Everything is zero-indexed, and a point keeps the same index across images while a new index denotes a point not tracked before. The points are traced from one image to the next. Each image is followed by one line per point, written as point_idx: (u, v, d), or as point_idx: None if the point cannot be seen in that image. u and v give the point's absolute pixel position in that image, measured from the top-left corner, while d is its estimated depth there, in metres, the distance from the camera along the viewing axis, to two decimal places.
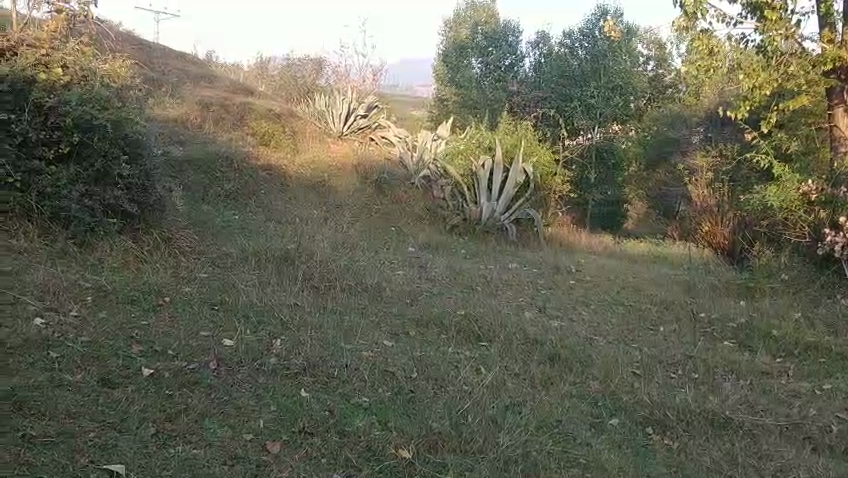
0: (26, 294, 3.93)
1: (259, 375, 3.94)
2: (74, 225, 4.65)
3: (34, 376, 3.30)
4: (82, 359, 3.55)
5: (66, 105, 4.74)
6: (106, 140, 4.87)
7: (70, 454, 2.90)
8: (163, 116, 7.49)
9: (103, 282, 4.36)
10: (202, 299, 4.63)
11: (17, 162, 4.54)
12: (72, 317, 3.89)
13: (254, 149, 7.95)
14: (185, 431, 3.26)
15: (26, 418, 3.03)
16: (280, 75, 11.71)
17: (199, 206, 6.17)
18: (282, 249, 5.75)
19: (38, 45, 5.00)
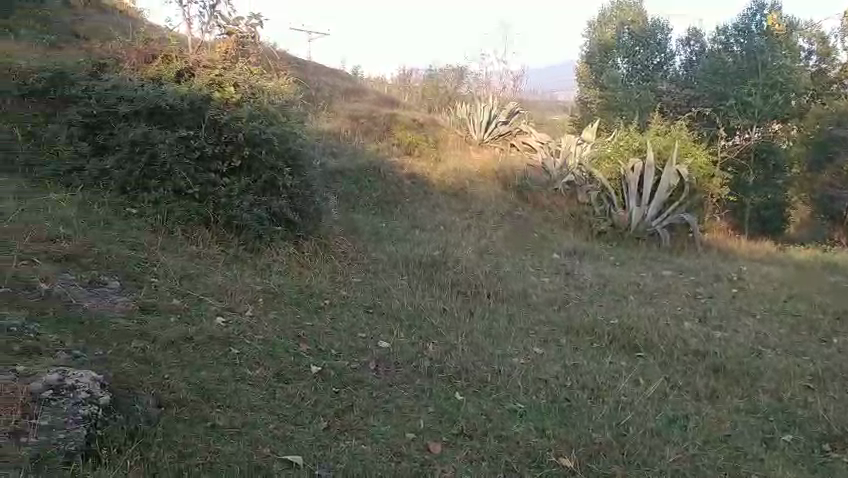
0: (208, 294, 4.26)
1: (416, 377, 4.05)
2: (246, 232, 4.99)
3: (219, 370, 3.56)
4: (259, 357, 3.81)
5: (237, 122, 5.19)
6: (273, 154, 5.22)
7: (253, 444, 3.08)
8: (319, 128, 7.94)
9: (272, 285, 4.65)
10: (359, 302, 4.83)
11: (196, 174, 5.00)
12: (247, 317, 4.17)
13: (400, 158, 8.22)
14: (352, 428, 3.41)
15: (215, 409, 3.25)
16: (423, 87, 12.01)
17: (351, 215, 6.47)
18: (429, 255, 5.88)
19: (212, 66, 5.54)
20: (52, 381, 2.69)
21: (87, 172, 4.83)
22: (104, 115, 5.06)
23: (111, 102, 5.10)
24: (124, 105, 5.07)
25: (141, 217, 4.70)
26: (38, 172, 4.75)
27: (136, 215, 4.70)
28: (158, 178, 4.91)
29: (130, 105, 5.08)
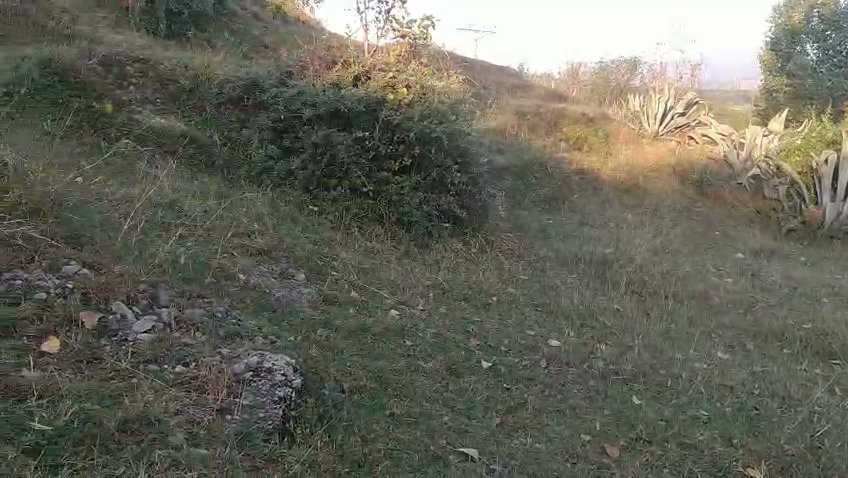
0: (382, 288, 4.41)
1: (589, 377, 3.93)
2: (415, 230, 5.12)
3: (395, 361, 3.68)
4: (432, 350, 3.89)
5: (409, 122, 5.36)
6: (442, 152, 5.35)
7: (429, 434, 3.16)
8: (486, 125, 7.95)
9: (441, 280, 4.74)
10: (527, 300, 4.78)
11: (370, 173, 5.24)
12: (419, 311, 4.29)
13: (569, 154, 8.06)
14: (525, 425, 3.39)
15: (391, 398, 3.37)
16: (592, 80, 11.67)
17: (518, 212, 6.44)
18: (599, 253, 5.69)
19: (387, 69, 5.80)
20: (251, 364, 2.95)
21: (275, 172, 5.19)
22: (290, 120, 5.43)
23: (296, 107, 5.43)
24: (308, 109, 5.36)
25: (322, 214, 4.99)
26: (234, 174, 5.15)
27: (317, 212, 4.99)
28: (336, 177, 5.21)
29: (312, 108, 5.39)
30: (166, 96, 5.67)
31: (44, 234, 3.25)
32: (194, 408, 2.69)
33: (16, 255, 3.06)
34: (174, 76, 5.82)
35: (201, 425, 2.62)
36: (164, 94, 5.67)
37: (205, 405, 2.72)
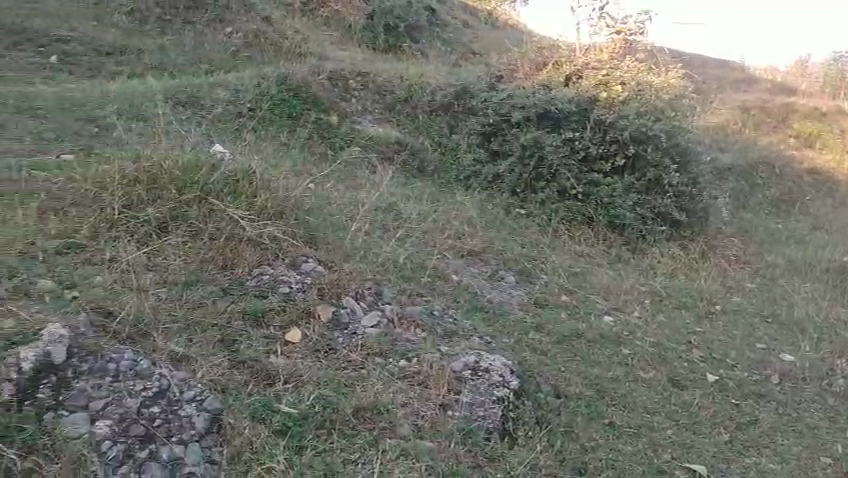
0: (594, 293, 4.24)
1: (828, 395, 3.58)
2: (628, 232, 4.92)
3: (612, 369, 3.51)
4: (651, 359, 3.67)
5: (623, 120, 5.20)
6: (658, 150, 5.15)
7: (653, 447, 3.01)
8: (705, 121, 7.35)
9: (657, 287, 4.45)
10: (755, 310, 4.36)
11: (579, 175, 5.14)
12: (635, 319, 4.06)
13: (800, 152, 7.28)
14: (758, 444, 3.16)
15: (608, 406, 3.23)
16: (825, 70, 10.44)
17: (741, 214, 5.92)
18: (841, 260, 5.05)
19: (599, 66, 5.65)
20: (469, 363, 2.98)
21: (482, 176, 5.27)
22: (499, 124, 5.50)
23: (505, 111, 5.53)
24: (517, 111, 5.46)
25: (530, 217, 4.96)
26: (444, 177, 5.33)
27: (525, 215, 4.96)
28: (544, 180, 5.17)
29: (522, 111, 5.46)
30: (384, 106, 6.04)
31: (286, 233, 3.53)
32: (419, 402, 2.78)
33: (264, 251, 3.38)
34: (391, 87, 6.15)
35: (425, 419, 2.71)
36: (382, 103, 6.04)
37: (429, 400, 2.79)
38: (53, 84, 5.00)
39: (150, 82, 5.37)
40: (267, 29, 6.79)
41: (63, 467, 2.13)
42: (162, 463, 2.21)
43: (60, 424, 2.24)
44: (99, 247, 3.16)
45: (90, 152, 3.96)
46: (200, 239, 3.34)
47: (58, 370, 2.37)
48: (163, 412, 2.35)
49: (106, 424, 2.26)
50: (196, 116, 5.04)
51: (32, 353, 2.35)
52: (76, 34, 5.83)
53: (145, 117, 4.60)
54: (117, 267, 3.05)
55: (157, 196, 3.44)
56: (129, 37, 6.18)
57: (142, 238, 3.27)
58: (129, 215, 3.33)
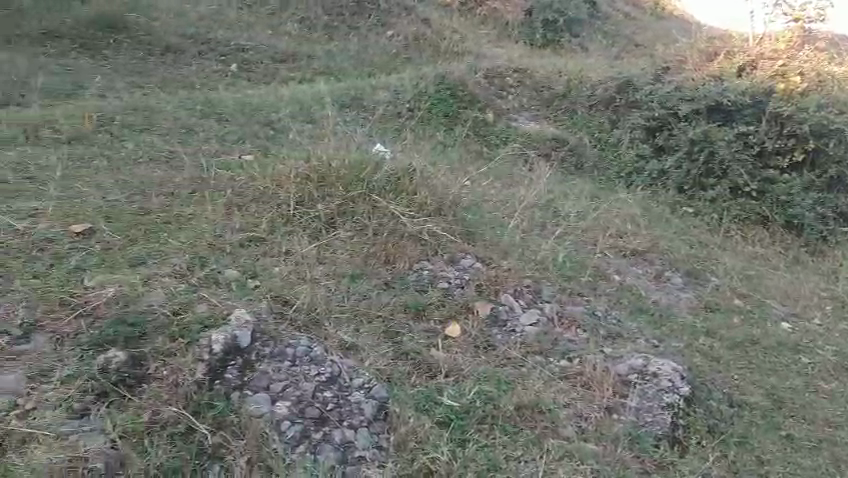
0: (770, 297, 3.91)
1: None
2: (808, 233, 4.52)
3: (789, 378, 3.23)
4: (835, 369, 3.35)
5: (803, 114, 4.85)
6: (842, 145, 4.76)
7: (837, 463, 2.78)
8: None
9: (841, 292, 4.04)
10: None
11: (753, 172, 4.79)
12: (816, 326, 3.70)
13: None
14: None
15: (786, 418, 2.98)
16: None
17: None
18: None
19: (777, 56, 5.42)
20: (636, 366, 2.85)
21: (646, 173, 5.03)
22: (665, 118, 5.25)
23: (672, 104, 5.28)
24: (685, 105, 5.21)
25: (698, 215, 4.67)
26: (604, 174, 5.16)
27: (692, 214, 4.68)
28: (714, 177, 4.84)
29: (690, 104, 5.21)
30: (541, 102, 5.97)
31: (445, 229, 3.60)
32: (583, 403, 2.72)
33: (425, 247, 3.47)
34: (548, 82, 6.08)
35: (589, 422, 2.65)
36: (539, 100, 5.98)
37: (593, 401, 2.73)
38: (235, 89, 5.43)
39: (319, 86, 5.69)
40: (426, 33, 6.98)
41: (249, 443, 2.24)
42: (335, 444, 2.31)
43: (245, 403, 2.36)
44: (277, 241, 3.35)
45: (267, 152, 4.27)
46: (365, 234, 3.48)
47: (244, 353, 2.50)
48: (335, 396, 2.45)
49: (285, 405, 2.37)
50: (360, 117, 5.26)
51: (222, 335, 2.49)
52: (254, 43, 6.30)
53: (314, 119, 4.90)
54: (292, 259, 3.25)
55: (326, 192, 3.62)
56: (299, 44, 6.59)
57: (313, 232, 3.46)
58: (302, 210, 3.54)
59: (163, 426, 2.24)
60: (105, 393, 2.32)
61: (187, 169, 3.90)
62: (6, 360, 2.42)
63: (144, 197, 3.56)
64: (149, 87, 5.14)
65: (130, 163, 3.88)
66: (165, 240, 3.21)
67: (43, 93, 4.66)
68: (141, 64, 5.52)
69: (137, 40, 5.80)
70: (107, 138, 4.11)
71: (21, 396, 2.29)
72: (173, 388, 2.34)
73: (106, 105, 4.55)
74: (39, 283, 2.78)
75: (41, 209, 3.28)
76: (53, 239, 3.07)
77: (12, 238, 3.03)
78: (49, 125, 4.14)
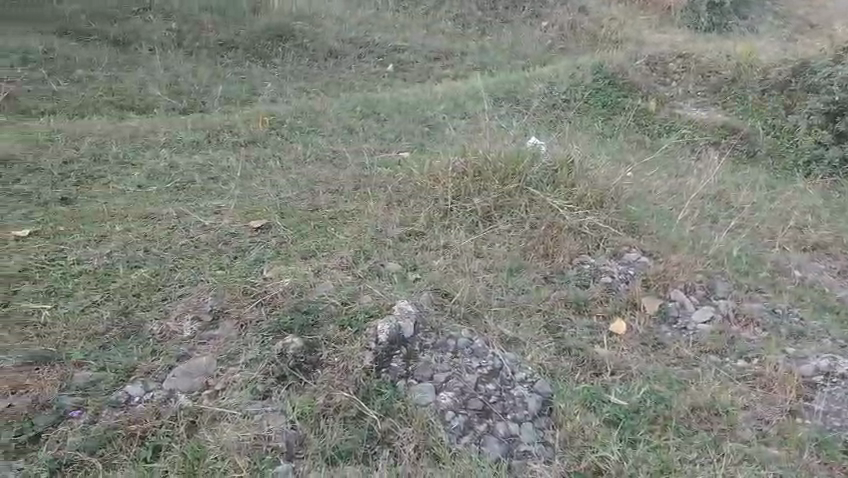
0: None
1: None
2: None
3: None
4: None
5: None
6: None
7: None
8: None
9: None
10: None
11: None
12: None
13: None
14: None
15: None
16: None
17: None
18: None
19: None
20: (822, 367, 2.66)
21: (826, 161, 4.57)
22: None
23: None
24: None
25: None
26: (780, 164, 4.75)
27: None
28: None
29: None
30: (709, 88, 5.68)
31: (607, 222, 3.49)
32: (763, 406, 2.52)
33: (585, 239, 3.38)
34: (718, 67, 5.77)
35: (771, 425, 2.44)
36: (707, 86, 5.69)
37: (774, 403, 2.53)
38: (392, 89, 5.59)
39: (473, 81, 5.73)
40: (584, 26, 6.92)
41: (415, 431, 2.29)
42: (500, 437, 2.31)
43: (410, 392, 2.41)
44: (435, 235, 3.38)
45: (424, 149, 4.35)
46: (522, 228, 3.45)
47: (407, 343, 2.56)
48: (497, 389, 2.45)
49: (449, 395, 2.40)
50: (516, 109, 5.19)
51: (387, 325, 2.56)
52: (410, 43, 6.47)
53: (469, 115, 4.96)
54: (450, 252, 3.26)
55: (483, 187, 3.62)
56: (453, 42, 6.67)
57: (469, 226, 3.47)
58: (459, 204, 3.55)
59: (336, 410, 2.34)
60: (284, 376, 2.45)
61: (350, 168, 4.07)
62: (198, 346, 2.60)
63: (312, 194, 3.77)
64: (314, 91, 5.44)
65: (299, 163, 4.13)
66: (332, 234, 3.38)
67: (223, 100, 5.08)
68: (306, 70, 5.86)
69: (303, 47, 6.17)
70: (278, 140, 4.40)
71: (211, 378, 2.44)
72: (344, 375, 2.44)
73: (277, 109, 4.86)
74: (225, 274, 3.01)
75: (224, 206, 3.58)
76: (235, 235, 3.32)
77: (201, 233, 3.31)
78: (228, 129, 4.50)
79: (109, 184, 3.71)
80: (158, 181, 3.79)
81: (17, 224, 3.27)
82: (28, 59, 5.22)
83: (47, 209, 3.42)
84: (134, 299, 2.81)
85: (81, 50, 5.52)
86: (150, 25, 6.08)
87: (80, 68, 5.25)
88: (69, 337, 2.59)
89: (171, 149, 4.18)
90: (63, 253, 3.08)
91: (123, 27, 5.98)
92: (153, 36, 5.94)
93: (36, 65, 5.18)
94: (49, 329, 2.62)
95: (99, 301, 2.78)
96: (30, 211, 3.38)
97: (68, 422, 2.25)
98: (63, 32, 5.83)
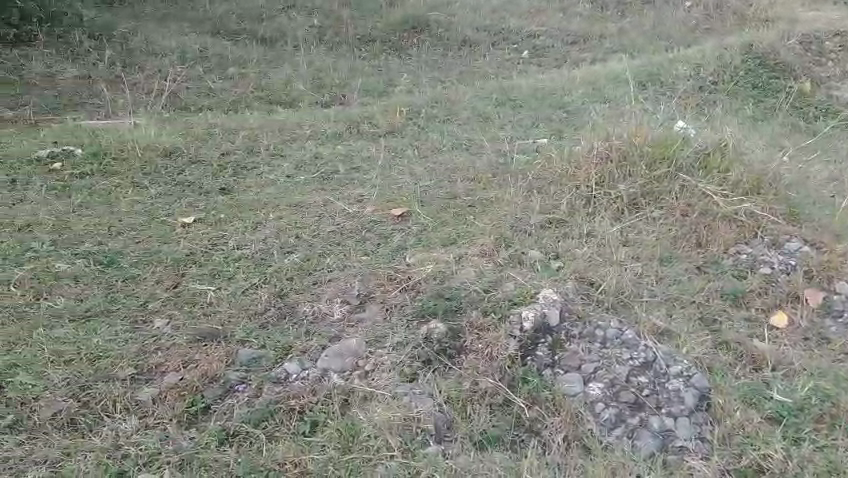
0: None
1: None
2: None
3: None
4: None
5: None
6: None
7: None
8: None
9: None
10: None
11: None
12: None
13: None
14: None
15: None
16: None
17: None
18: None
19: None
20: None
21: None
22: None
23: None
24: None
25: None
26: None
27: None
28: None
29: None
30: None
31: (765, 210, 3.25)
32: None
33: (741, 228, 3.18)
34: None
35: None
36: None
37: None
38: (528, 76, 5.51)
39: (612, 65, 5.54)
40: (730, 8, 6.59)
41: (564, 422, 2.25)
42: (654, 431, 2.21)
43: (557, 381, 2.37)
44: (577, 223, 3.29)
45: (561, 135, 4.27)
46: (672, 216, 3.30)
47: (553, 332, 2.53)
48: (651, 382, 2.34)
49: (598, 387, 2.33)
50: (661, 92, 4.94)
51: (532, 314, 2.55)
52: (545, 30, 6.38)
53: (610, 101, 4.79)
54: (593, 240, 3.17)
55: (628, 173, 3.47)
56: (590, 25, 6.47)
57: (614, 213, 3.36)
58: (602, 191, 3.43)
59: (483, 395, 2.35)
60: (429, 360, 2.50)
61: (487, 156, 4.05)
62: (348, 328, 2.70)
63: (451, 182, 3.79)
64: (449, 80, 5.48)
65: (436, 152, 4.17)
66: (470, 222, 3.38)
67: (362, 92, 5.23)
68: (440, 60, 5.90)
69: (438, 38, 6.23)
70: (415, 130, 4.47)
71: (361, 359, 2.51)
72: (489, 361, 2.44)
73: (414, 100, 4.93)
74: (370, 260, 3.11)
75: (366, 195, 3.68)
76: (379, 223, 3.41)
77: (347, 221, 3.43)
78: (368, 120, 4.63)
79: (261, 175, 3.93)
80: (305, 171, 3.97)
81: (183, 211, 3.54)
82: (187, 59, 5.65)
83: (209, 198, 3.68)
84: (288, 283, 2.97)
85: (233, 48, 5.89)
86: (294, 23, 6.38)
87: (232, 65, 5.61)
88: (232, 316, 2.77)
89: (316, 141, 4.36)
90: (224, 238, 3.30)
91: (269, 25, 6.31)
92: (297, 32, 6.21)
93: (194, 64, 5.59)
94: (214, 308, 2.82)
95: (257, 284, 2.96)
96: (194, 199, 3.66)
97: (234, 395, 2.40)
98: (217, 32, 6.24)
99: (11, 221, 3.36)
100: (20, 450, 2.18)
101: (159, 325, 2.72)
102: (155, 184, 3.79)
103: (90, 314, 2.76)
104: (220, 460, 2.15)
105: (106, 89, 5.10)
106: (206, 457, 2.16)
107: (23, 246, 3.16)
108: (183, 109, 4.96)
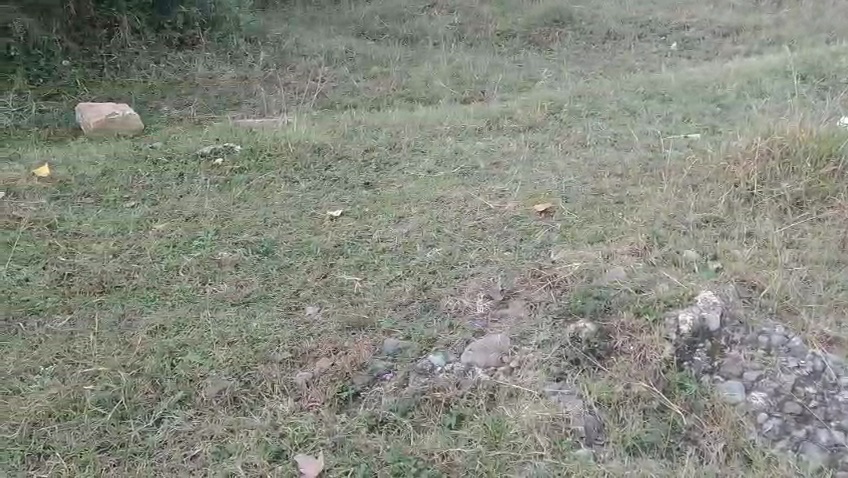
0: None
1: None
2: None
3: None
4: None
5: None
6: None
7: None
8: None
9: None
10: None
11: None
12: None
13: None
14: None
15: None
16: None
17: None
18: None
19: None
20: None
21: None
22: None
23: None
24: None
25: None
26: None
27: None
28: None
29: None
30: None
31: None
32: None
33: None
34: None
35: None
36: None
37: None
38: (676, 69, 5.23)
39: (770, 57, 5.16)
40: None
41: (724, 431, 2.13)
42: (822, 445, 2.07)
43: (717, 389, 2.24)
44: (736, 222, 3.08)
45: (716, 130, 4.01)
46: (841, 217, 3.06)
47: (713, 336, 2.36)
48: (819, 393, 2.20)
49: (761, 396, 2.20)
50: (828, 85, 4.53)
51: (690, 315, 2.38)
52: (695, 23, 6.07)
53: (769, 95, 4.44)
54: (755, 241, 2.95)
55: (791, 171, 3.25)
56: (744, 17, 6.08)
57: (777, 213, 3.12)
58: (765, 191, 3.21)
59: (636, 399, 2.25)
60: (577, 360, 2.42)
61: (636, 151, 3.88)
62: (492, 323, 2.68)
63: (596, 179, 3.66)
64: (592, 74, 5.32)
65: (580, 147, 4.06)
66: (618, 220, 3.24)
67: (501, 88, 5.20)
68: (581, 54, 5.75)
69: (579, 32, 6.08)
70: (558, 125, 4.38)
71: (505, 355, 2.48)
72: (641, 364, 2.33)
73: (556, 94, 4.82)
74: (513, 256, 3.07)
75: (508, 191, 3.65)
76: (522, 218, 3.37)
77: (488, 216, 3.42)
78: (508, 116, 4.59)
79: (403, 170, 4.00)
80: (445, 166, 4.00)
81: (331, 204, 3.68)
82: (333, 59, 5.88)
83: (354, 192, 3.80)
84: (431, 276, 2.99)
85: (376, 48, 6.07)
86: (434, 21, 6.47)
87: (376, 65, 5.77)
88: (378, 307, 2.84)
89: (456, 137, 4.37)
90: (368, 232, 3.39)
91: (410, 25, 6.44)
92: (438, 30, 6.29)
93: (340, 64, 5.81)
94: (361, 298, 2.91)
95: (401, 277, 3.02)
96: (341, 194, 3.79)
97: (381, 383, 2.46)
98: (361, 33, 6.45)
99: (179, 214, 3.63)
100: (189, 425, 2.35)
101: (311, 312, 2.84)
102: (306, 179, 3.97)
103: (250, 299, 2.94)
104: (369, 446, 2.21)
105: (260, 89, 5.43)
106: (357, 441, 2.23)
107: (189, 237, 3.41)
108: (329, 107, 5.16)
